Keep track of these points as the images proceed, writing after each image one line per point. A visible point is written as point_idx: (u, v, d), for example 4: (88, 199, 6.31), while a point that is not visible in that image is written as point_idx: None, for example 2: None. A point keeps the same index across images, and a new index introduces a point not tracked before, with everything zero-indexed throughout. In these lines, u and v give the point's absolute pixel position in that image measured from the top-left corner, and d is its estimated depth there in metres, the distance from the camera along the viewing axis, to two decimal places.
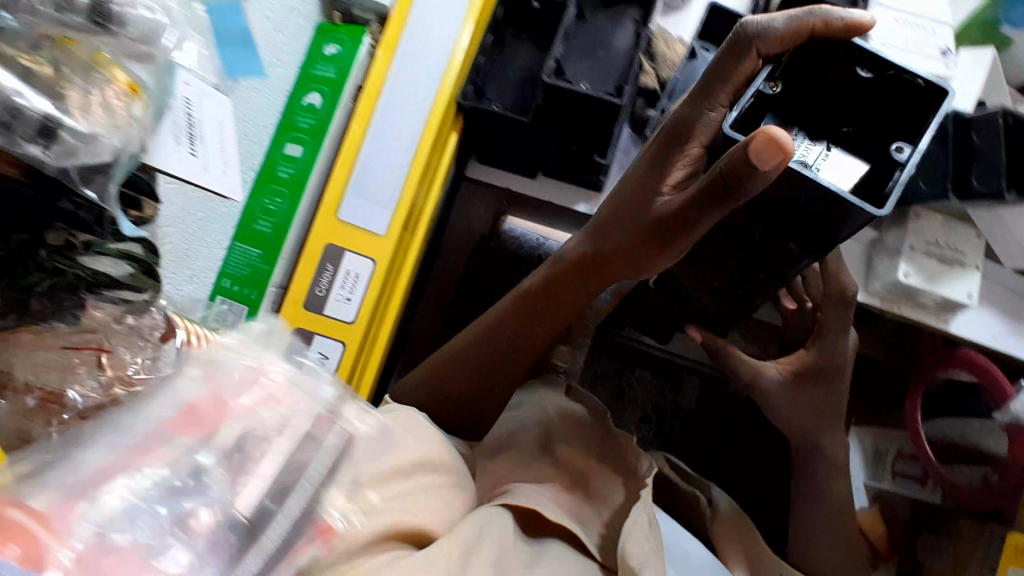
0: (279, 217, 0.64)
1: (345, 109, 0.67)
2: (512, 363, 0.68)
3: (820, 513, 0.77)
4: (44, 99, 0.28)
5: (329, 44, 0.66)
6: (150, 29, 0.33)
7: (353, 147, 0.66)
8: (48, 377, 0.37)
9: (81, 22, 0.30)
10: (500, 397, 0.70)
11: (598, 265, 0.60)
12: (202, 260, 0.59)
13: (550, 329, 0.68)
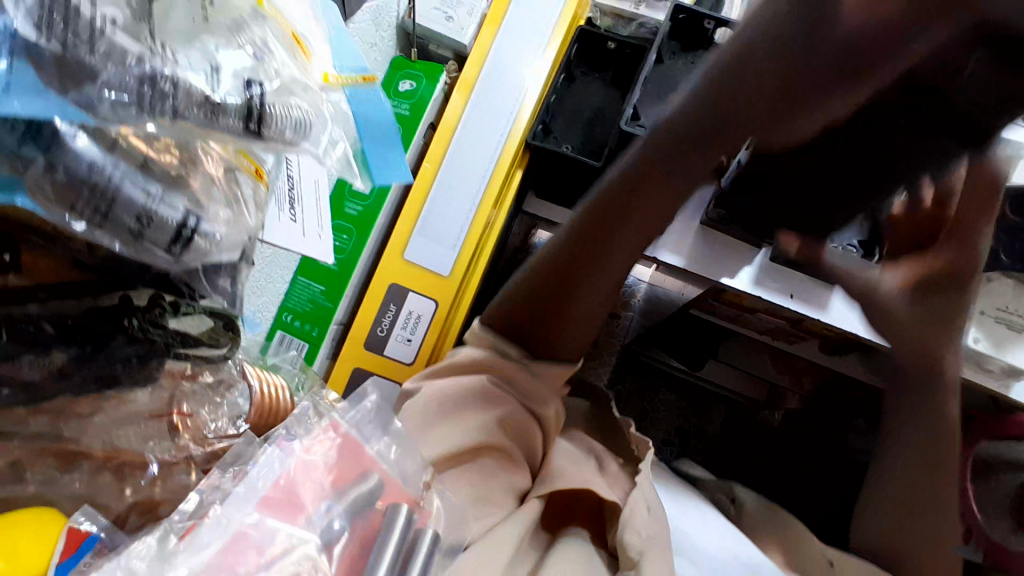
0: (345, 254, 0.63)
1: (418, 146, 0.67)
2: (598, 290, 0.52)
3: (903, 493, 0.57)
4: (176, 198, 0.24)
5: (404, 80, 0.66)
6: (296, 127, 0.27)
7: (422, 186, 0.65)
8: (129, 438, 0.31)
9: (233, 124, 0.24)
10: (587, 327, 0.56)
11: (689, 150, 0.41)
12: (267, 293, 0.57)
13: (630, 242, 0.50)
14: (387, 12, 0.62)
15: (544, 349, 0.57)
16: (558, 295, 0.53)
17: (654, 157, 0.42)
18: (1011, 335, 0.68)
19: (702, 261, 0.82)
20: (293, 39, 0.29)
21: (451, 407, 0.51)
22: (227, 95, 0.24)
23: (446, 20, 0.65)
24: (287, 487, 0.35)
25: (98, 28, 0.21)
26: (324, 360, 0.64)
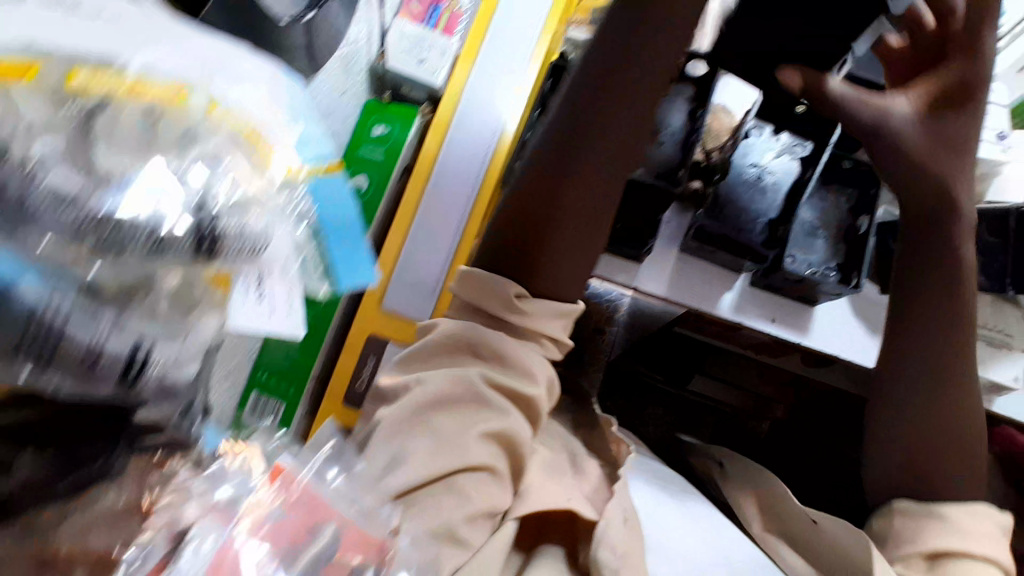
0: (319, 310, 0.62)
1: (393, 191, 0.65)
2: (598, 153, 0.50)
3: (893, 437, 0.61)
4: (135, 319, 0.25)
5: (377, 124, 0.64)
6: (252, 240, 0.29)
7: (397, 234, 0.63)
8: (98, 538, 0.26)
9: (185, 249, 0.26)
10: (595, 220, 0.51)
11: (631, 72, 0.50)
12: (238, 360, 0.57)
13: (623, 137, 0.51)
14: None
15: (544, 274, 0.51)
16: (550, 187, 0.50)
17: (602, 85, 0.50)
18: (991, 352, 0.70)
19: (687, 286, 0.81)
20: (249, 142, 0.31)
21: (426, 407, 0.46)
22: (177, 223, 0.26)
23: (418, 63, 0.63)
24: (227, 562, 0.31)
25: (30, 172, 0.24)
26: (301, 417, 0.63)
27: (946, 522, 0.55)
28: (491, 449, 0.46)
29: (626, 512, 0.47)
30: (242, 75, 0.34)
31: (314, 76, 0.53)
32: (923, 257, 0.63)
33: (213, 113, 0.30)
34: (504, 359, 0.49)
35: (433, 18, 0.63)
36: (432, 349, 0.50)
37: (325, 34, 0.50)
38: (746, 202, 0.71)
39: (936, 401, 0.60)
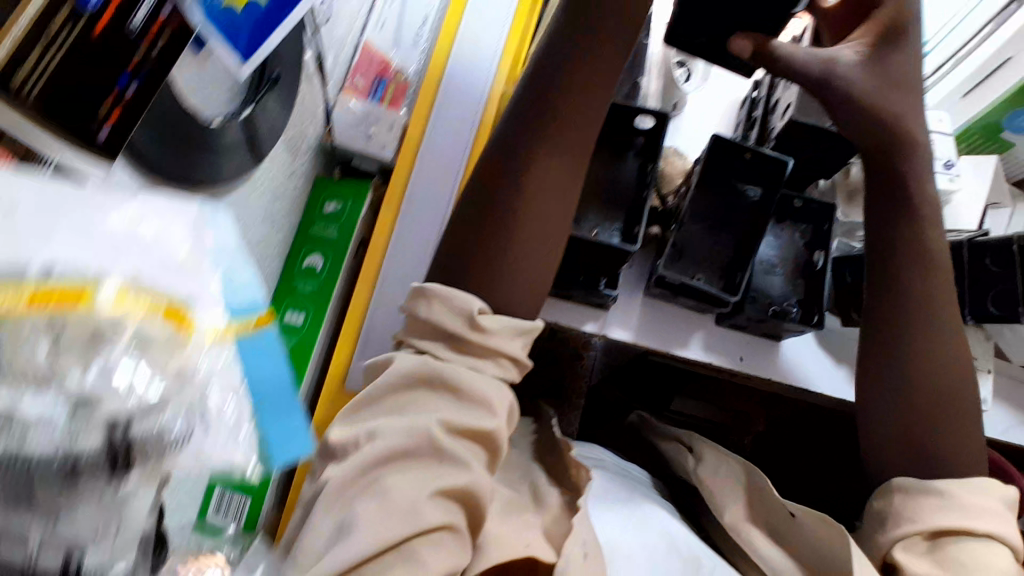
0: None
1: (349, 268, 0.64)
2: (543, 167, 0.55)
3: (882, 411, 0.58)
4: (56, 540, 0.20)
5: (328, 201, 0.63)
6: (185, 430, 0.23)
7: (357, 313, 0.61)
8: None
9: (99, 463, 0.21)
10: (545, 235, 0.55)
11: (559, 85, 0.56)
12: None
13: (563, 145, 0.55)
14: (304, 137, 0.59)
15: (497, 286, 0.52)
16: (495, 197, 0.55)
17: (532, 102, 0.56)
18: None
19: (649, 327, 0.81)
20: (170, 318, 0.23)
21: (383, 463, 0.44)
22: (84, 441, 0.20)
23: (366, 138, 0.62)
24: None
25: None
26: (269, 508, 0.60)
27: (949, 499, 0.51)
28: (448, 507, 0.44)
29: (586, 549, 0.46)
30: (158, 226, 0.26)
31: (258, 166, 0.51)
32: (896, 226, 0.60)
33: (124, 302, 0.22)
34: (462, 390, 0.48)
35: (379, 92, 0.61)
36: (386, 389, 0.48)
37: (265, 126, 0.48)
38: (700, 250, 0.72)
39: (915, 368, 0.57)
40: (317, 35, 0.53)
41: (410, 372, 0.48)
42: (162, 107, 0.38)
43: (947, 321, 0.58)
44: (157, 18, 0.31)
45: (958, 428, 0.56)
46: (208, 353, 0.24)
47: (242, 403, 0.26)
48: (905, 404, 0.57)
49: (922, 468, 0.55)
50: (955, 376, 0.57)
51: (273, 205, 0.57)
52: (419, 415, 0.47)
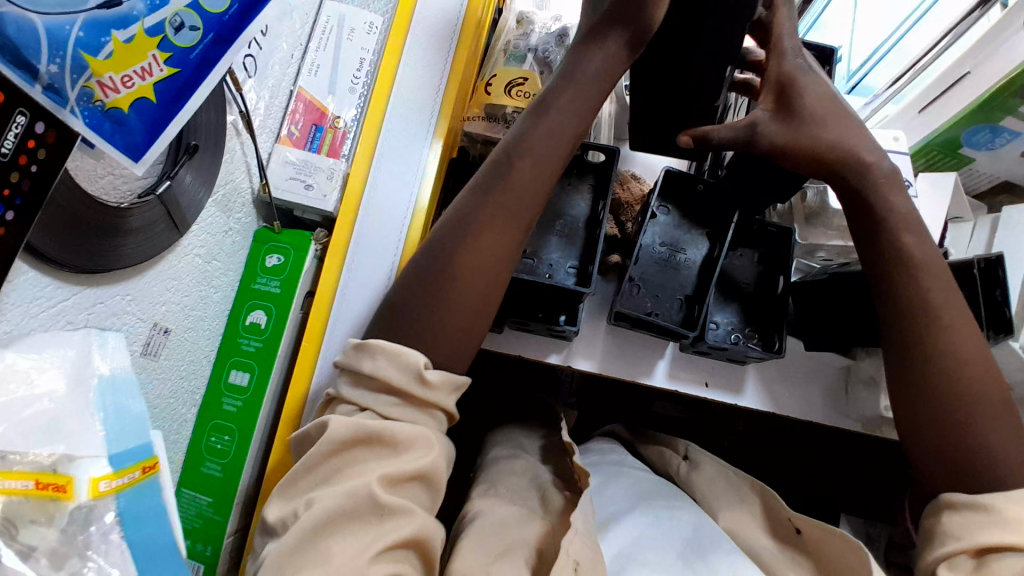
0: (229, 456, 0.58)
1: (296, 320, 0.61)
2: (486, 232, 0.53)
3: (932, 420, 0.53)
4: None
5: (272, 254, 0.61)
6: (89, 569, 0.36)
7: (306, 364, 0.59)
8: None
9: None
10: (483, 297, 0.53)
11: (507, 168, 0.54)
12: None
13: (512, 230, 0.54)
14: (237, 192, 0.57)
15: (431, 348, 0.51)
16: (442, 278, 0.53)
17: (482, 185, 0.55)
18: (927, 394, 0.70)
19: (615, 354, 0.79)
20: (41, 493, 0.34)
21: (322, 529, 0.42)
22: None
23: (305, 189, 0.60)
24: None
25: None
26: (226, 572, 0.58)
27: (994, 514, 0.46)
28: (396, 558, 0.43)
29: (577, 562, 0.50)
30: (42, 379, 0.37)
31: (185, 236, 0.51)
32: (872, 247, 0.59)
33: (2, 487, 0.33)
34: (402, 443, 0.47)
35: (316, 141, 0.61)
36: (320, 454, 0.46)
37: (186, 201, 0.47)
38: (661, 282, 0.72)
39: (959, 377, 0.53)
40: (242, 95, 0.52)
41: (342, 424, 0.47)
42: (57, 198, 0.37)
43: (965, 331, 0.55)
44: (31, 136, 0.31)
45: (1005, 434, 0.52)
46: (84, 507, 0.36)
47: (127, 566, 0.37)
48: (940, 422, 0.53)
49: (980, 484, 0.50)
50: (992, 386, 0.54)
51: (207, 266, 0.55)
52: (357, 477, 0.45)
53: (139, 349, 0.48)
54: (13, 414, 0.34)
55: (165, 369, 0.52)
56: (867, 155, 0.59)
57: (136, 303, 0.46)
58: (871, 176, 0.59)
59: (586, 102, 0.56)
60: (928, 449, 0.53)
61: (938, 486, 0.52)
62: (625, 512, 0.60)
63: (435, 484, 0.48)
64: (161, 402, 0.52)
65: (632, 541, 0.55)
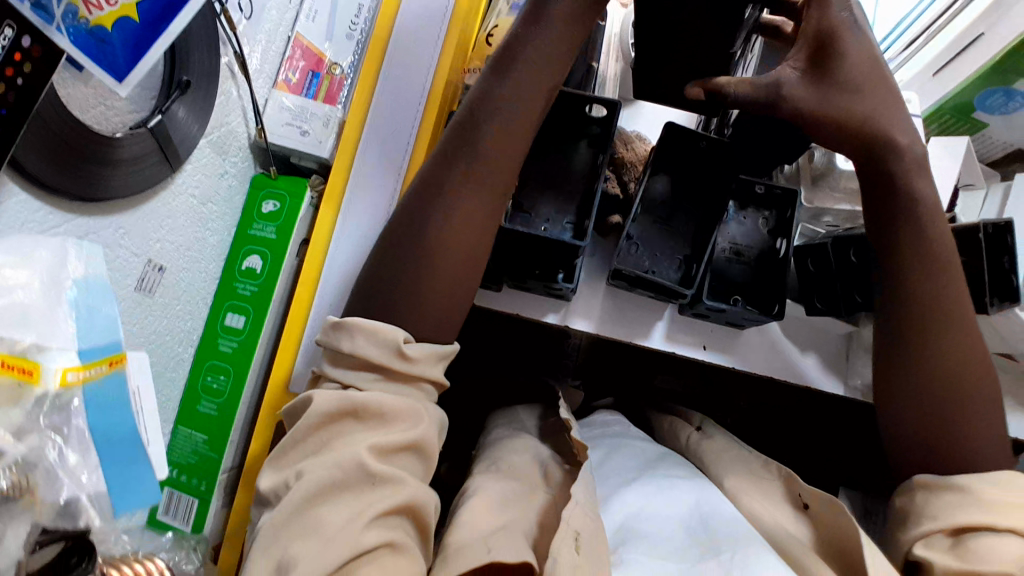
0: (224, 396, 0.59)
1: (290, 268, 0.62)
2: (452, 206, 0.53)
3: (919, 398, 0.54)
4: None
5: (268, 200, 0.61)
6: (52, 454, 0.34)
7: (292, 333, 0.60)
8: None
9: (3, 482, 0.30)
10: (461, 265, 0.54)
11: (477, 126, 0.54)
12: None
13: (494, 189, 0.54)
14: (234, 136, 0.57)
15: (407, 320, 0.52)
16: (419, 238, 0.53)
17: (452, 144, 0.55)
18: None
19: (613, 316, 0.79)
20: (17, 373, 0.33)
21: (312, 500, 0.44)
22: None
23: (300, 135, 0.60)
24: None
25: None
26: (220, 511, 0.60)
27: (969, 494, 0.48)
28: (388, 524, 0.44)
29: (577, 533, 0.52)
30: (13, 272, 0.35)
31: (181, 170, 0.51)
32: (887, 213, 0.57)
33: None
34: (388, 413, 0.48)
35: (313, 87, 0.61)
36: (311, 424, 0.47)
37: (179, 136, 0.48)
38: (661, 243, 0.72)
39: (948, 362, 0.54)
40: (235, 35, 0.52)
41: (322, 398, 0.48)
42: (48, 120, 0.37)
43: (967, 325, 0.55)
44: (17, 49, 0.32)
45: (983, 426, 0.53)
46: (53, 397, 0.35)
47: (87, 453, 0.36)
48: (921, 396, 0.54)
49: (955, 464, 0.52)
50: (977, 380, 0.54)
51: (202, 209, 0.56)
52: (344, 449, 0.46)
53: (134, 285, 0.49)
54: None
55: (161, 306, 0.53)
56: (900, 134, 0.56)
57: (130, 238, 0.47)
58: (892, 159, 0.56)
59: (556, 52, 0.55)
60: (910, 434, 0.54)
61: (915, 462, 0.54)
62: (628, 483, 0.64)
63: (423, 447, 0.49)
64: (157, 339, 0.54)
65: (636, 511, 0.59)
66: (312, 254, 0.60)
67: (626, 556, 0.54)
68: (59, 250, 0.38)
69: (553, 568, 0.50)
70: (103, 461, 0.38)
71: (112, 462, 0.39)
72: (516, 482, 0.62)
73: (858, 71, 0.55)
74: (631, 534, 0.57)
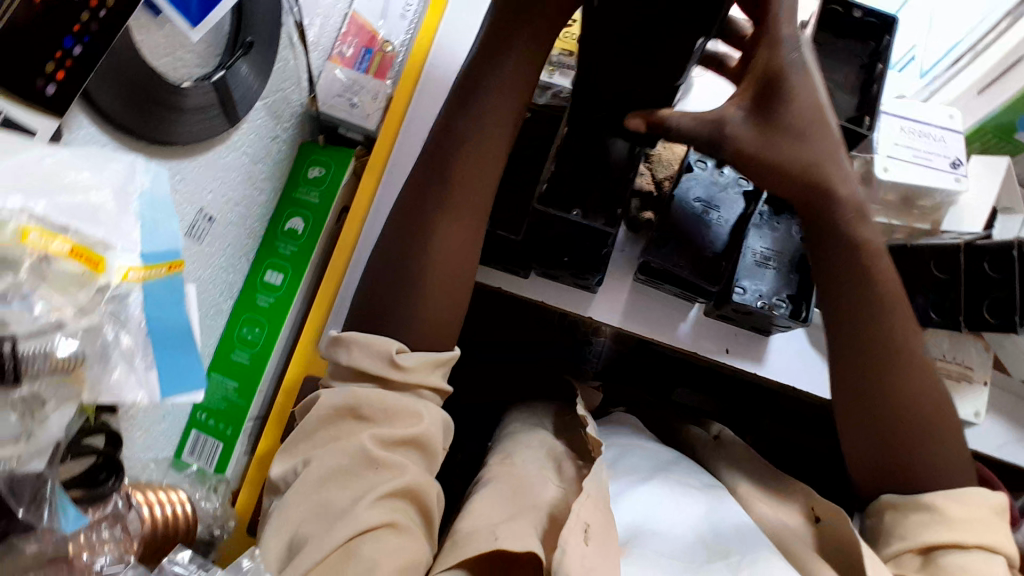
0: (257, 346, 0.62)
1: (329, 232, 0.66)
2: (429, 227, 0.55)
3: (877, 423, 0.54)
4: None
5: (313, 166, 0.65)
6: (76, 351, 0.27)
7: (313, 323, 0.64)
8: None
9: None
10: (448, 283, 0.55)
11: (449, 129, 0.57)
12: (168, 421, 0.57)
13: (488, 187, 0.57)
14: (287, 102, 0.61)
15: (409, 306, 0.54)
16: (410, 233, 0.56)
17: (434, 144, 0.57)
18: (952, 385, 0.71)
19: (638, 316, 0.79)
20: (79, 258, 0.28)
21: (323, 482, 0.47)
22: None
23: (350, 106, 0.63)
24: None
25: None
26: (241, 455, 0.63)
27: (935, 513, 0.50)
28: (394, 507, 0.47)
29: (587, 524, 0.51)
30: (85, 164, 0.31)
31: (238, 128, 0.55)
32: (835, 238, 0.56)
33: (26, 238, 0.26)
34: (391, 407, 0.50)
35: (365, 62, 0.64)
36: (315, 419, 0.50)
37: (239, 93, 0.52)
38: (692, 238, 0.73)
39: (911, 388, 0.54)
40: (297, 3, 0.56)
41: (332, 396, 0.51)
42: (126, 65, 0.41)
43: (921, 363, 0.55)
44: None
45: (945, 450, 0.53)
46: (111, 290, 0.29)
47: (140, 336, 0.31)
48: (879, 418, 0.54)
49: (920, 484, 0.52)
50: (937, 420, 0.54)
51: (253, 168, 0.59)
52: (349, 440, 0.49)
53: (185, 229, 0.52)
54: (54, 179, 0.29)
55: (208, 254, 0.56)
56: (840, 184, 0.56)
57: (187, 185, 0.51)
58: (834, 206, 0.56)
59: (518, 80, 0.56)
60: (872, 457, 0.54)
61: (881, 483, 0.54)
62: (643, 480, 0.61)
63: (423, 442, 0.51)
64: (206, 286, 0.57)
65: (651, 502, 0.58)
66: (351, 224, 0.64)
67: (638, 548, 0.53)
68: (128, 165, 0.33)
69: (562, 559, 0.49)
70: (157, 347, 0.32)
71: (169, 350, 0.33)
72: (530, 469, 0.61)
73: (804, 113, 0.54)
74: (640, 532, 0.55)
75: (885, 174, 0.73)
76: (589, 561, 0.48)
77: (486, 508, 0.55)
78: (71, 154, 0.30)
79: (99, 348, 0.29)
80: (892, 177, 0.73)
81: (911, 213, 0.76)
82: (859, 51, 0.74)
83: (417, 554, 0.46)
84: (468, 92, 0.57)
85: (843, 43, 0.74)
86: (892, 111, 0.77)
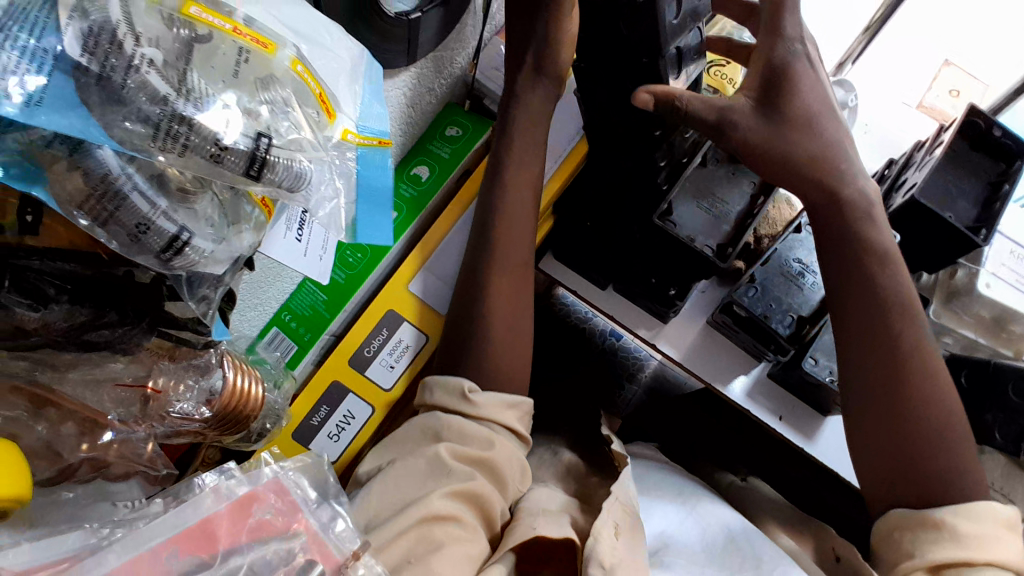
0: (354, 270, 0.66)
1: (448, 187, 0.70)
2: (515, 203, 0.61)
3: (886, 430, 0.52)
4: (172, 212, 0.29)
5: (452, 126, 0.71)
6: (296, 179, 0.31)
7: (407, 269, 0.68)
8: None
9: (241, 168, 0.29)
10: (509, 280, 0.60)
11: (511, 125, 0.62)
12: (256, 308, 0.61)
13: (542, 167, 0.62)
14: (451, 62, 0.67)
15: (500, 252, 0.60)
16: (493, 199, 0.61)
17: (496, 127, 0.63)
18: None
19: (718, 369, 0.72)
20: (321, 102, 0.33)
21: (383, 484, 0.49)
22: (237, 141, 0.28)
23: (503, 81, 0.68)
24: (206, 532, 0.34)
25: (135, 65, 0.26)
26: (309, 361, 0.66)
27: (946, 531, 0.46)
28: (459, 504, 0.48)
29: (616, 524, 0.47)
30: (330, 43, 0.37)
31: (407, 68, 0.60)
32: (852, 265, 0.56)
33: (294, 68, 0.32)
34: (466, 431, 0.52)
35: None
36: (409, 436, 0.53)
37: (424, 36, 0.56)
38: (781, 293, 0.68)
39: (921, 398, 0.51)
40: None
41: (429, 420, 0.53)
42: None
43: (939, 374, 0.53)
44: None
45: (960, 465, 0.50)
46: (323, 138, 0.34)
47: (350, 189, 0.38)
48: (895, 417, 0.52)
49: (942, 494, 0.48)
50: (949, 435, 0.51)
51: (408, 110, 0.65)
52: (421, 454, 0.51)
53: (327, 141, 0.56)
54: (317, 49, 0.35)
55: None
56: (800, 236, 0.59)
57: None
58: None
59: None
60: (877, 466, 0.52)
61: (896, 497, 0.50)
62: (668, 502, 0.58)
63: (501, 476, 0.51)
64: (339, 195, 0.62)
65: (676, 524, 0.55)
66: (475, 181, 0.69)
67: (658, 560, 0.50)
68: (356, 58, 0.39)
69: (590, 550, 0.44)
70: (360, 202, 0.39)
71: (370, 207, 0.40)
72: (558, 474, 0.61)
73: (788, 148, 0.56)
74: (670, 543, 0.53)
75: (980, 286, 0.73)
76: (620, 553, 0.45)
77: (543, 487, 0.55)
78: (321, 32, 0.37)
79: (309, 197, 0.34)
80: (992, 293, 0.73)
81: (999, 336, 0.75)
82: (988, 168, 0.73)
83: (476, 552, 0.46)
84: (514, 119, 0.62)
85: (977, 156, 0.73)
86: (1006, 233, 0.78)
